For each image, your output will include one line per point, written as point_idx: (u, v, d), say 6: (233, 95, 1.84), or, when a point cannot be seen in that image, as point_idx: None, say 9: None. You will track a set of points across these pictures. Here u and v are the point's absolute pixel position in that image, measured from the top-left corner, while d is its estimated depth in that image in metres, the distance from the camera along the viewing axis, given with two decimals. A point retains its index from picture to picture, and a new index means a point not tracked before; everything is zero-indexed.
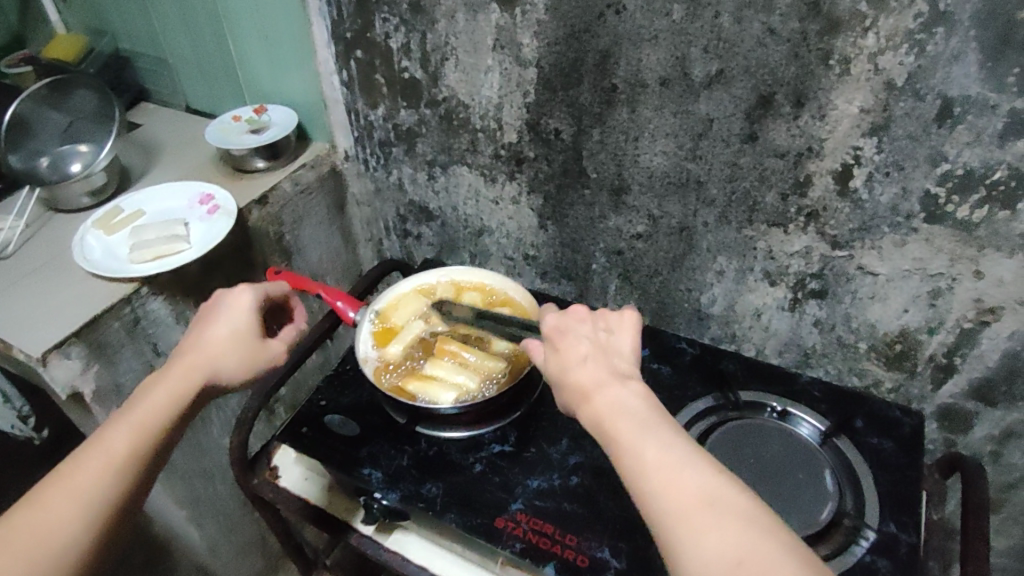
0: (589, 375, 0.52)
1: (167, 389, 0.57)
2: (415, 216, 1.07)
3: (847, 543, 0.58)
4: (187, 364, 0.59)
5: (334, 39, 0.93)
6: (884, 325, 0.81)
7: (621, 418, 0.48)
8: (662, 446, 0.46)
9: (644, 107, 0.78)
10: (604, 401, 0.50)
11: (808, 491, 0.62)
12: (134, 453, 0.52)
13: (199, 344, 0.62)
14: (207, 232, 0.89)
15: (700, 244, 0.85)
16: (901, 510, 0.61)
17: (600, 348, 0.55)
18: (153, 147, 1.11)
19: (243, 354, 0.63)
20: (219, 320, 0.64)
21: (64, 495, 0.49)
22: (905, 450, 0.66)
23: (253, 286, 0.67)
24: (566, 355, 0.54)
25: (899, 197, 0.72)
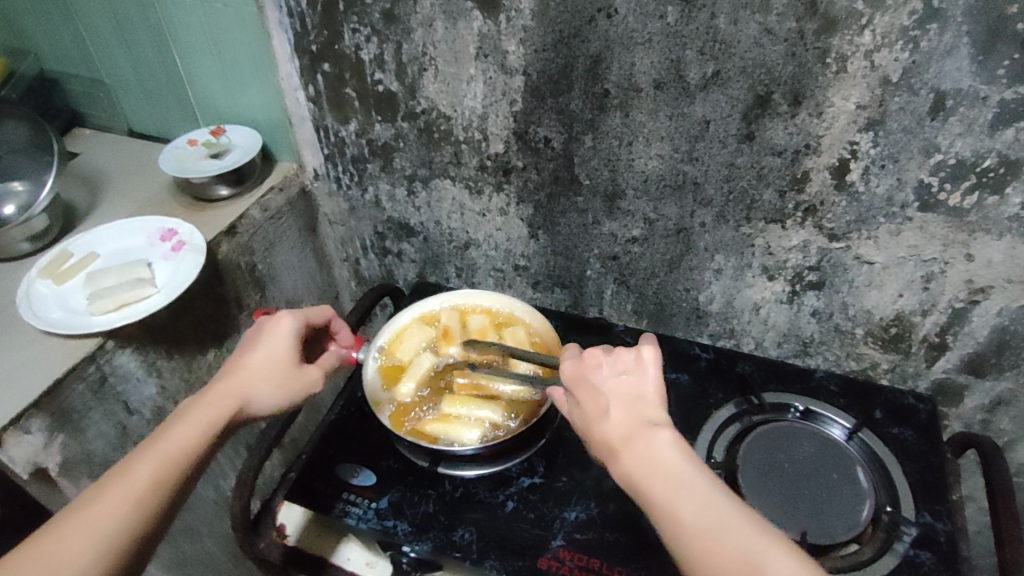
0: (618, 431, 0.51)
1: (199, 419, 0.57)
2: (395, 233, 1.03)
3: (890, 541, 0.64)
4: (220, 395, 0.59)
5: (296, 52, 0.87)
6: (880, 310, 0.83)
7: (655, 480, 0.48)
8: (696, 507, 0.47)
9: (637, 111, 0.76)
10: (636, 460, 0.50)
11: (847, 491, 0.67)
12: (158, 484, 0.52)
13: (236, 372, 0.61)
14: (175, 273, 0.82)
15: (698, 244, 0.85)
16: (933, 500, 0.67)
17: (624, 394, 0.53)
18: (97, 178, 1.02)
19: (277, 384, 0.62)
20: (258, 347, 0.63)
21: (84, 523, 0.48)
22: (925, 438, 0.73)
23: (294, 313, 0.66)
24: (590, 410, 0.53)
25: (895, 187, 0.72)
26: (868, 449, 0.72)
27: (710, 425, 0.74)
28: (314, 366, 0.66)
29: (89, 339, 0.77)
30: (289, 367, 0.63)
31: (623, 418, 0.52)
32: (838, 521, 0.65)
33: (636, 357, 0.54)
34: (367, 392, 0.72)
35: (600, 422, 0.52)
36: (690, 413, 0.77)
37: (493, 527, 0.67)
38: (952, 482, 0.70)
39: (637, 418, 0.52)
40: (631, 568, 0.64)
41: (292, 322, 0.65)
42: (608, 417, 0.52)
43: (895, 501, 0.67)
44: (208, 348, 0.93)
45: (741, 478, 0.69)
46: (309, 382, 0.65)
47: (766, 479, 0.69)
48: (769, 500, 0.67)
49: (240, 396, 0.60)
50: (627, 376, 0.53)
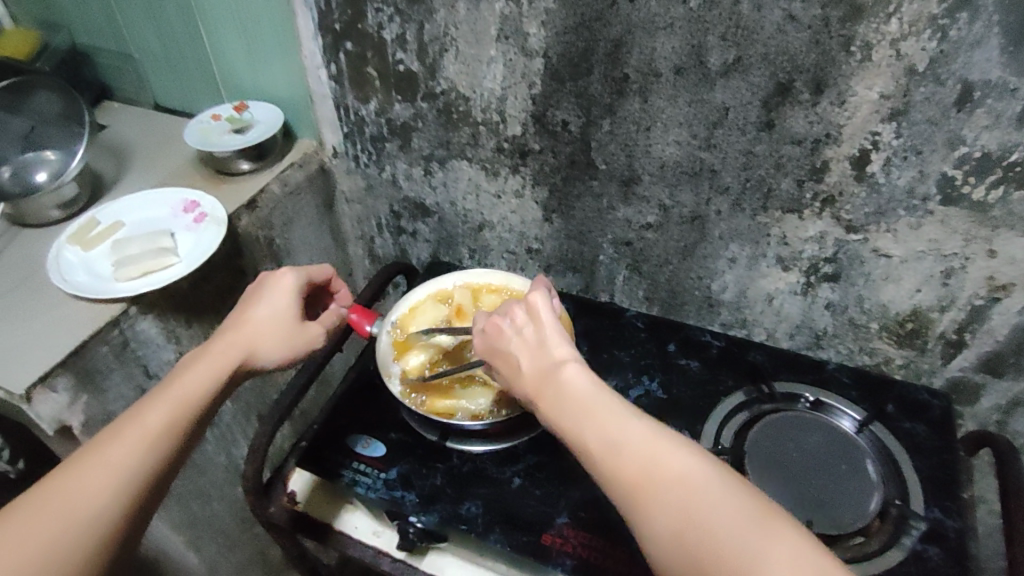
0: (532, 379, 0.54)
1: (207, 367, 0.59)
2: (411, 213, 1.03)
3: (898, 533, 0.64)
4: (229, 346, 0.62)
5: (319, 30, 0.88)
6: (896, 305, 0.82)
7: (565, 415, 0.51)
8: (603, 429, 0.49)
9: (656, 96, 0.76)
10: (548, 402, 0.52)
11: (856, 483, 0.67)
12: (173, 427, 0.54)
13: (241, 325, 0.64)
14: (197, 243, 0.84)
15: (712, 233, 0.85)
16: (942, 496, 0.67)
17: (530, 345, 0.56)
18: (123, 149, 1.04)
19: (279, 337, 0.65)
20: (260, 303, 0.66)
21: (102, 466, 0.50)
22: (938, 433, 0.73)
23: (296, 270, 0.69)
24: (507, 369, 0.56)
25: (916, 179, 0.71)
26: (878, 439, 0.71)
27: (716, 413, 0.75)
28: (316, 322, 0.69)
29: (115, 304, 0.79)
30: (292, 321, 0.67)
31: (534, 367, 0.55)
32: (847, 512, 0.65)
33: (530, 307, 0.57)
34: (382, 368, 0.73)
35: (517, 374, 0.55)
36: (701, 399, 0.78)
37: (499, 503, 0.68)
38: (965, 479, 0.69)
39: (546, 362, 0.54)
40: (636, 547, 0.65)
41: (294, 278, 0.68)
42: (522, 367, 0.55)
43: (907, 496, 0.66)
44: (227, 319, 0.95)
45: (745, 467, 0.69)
46: (310, 337, 0.68)
47: (768, 466, 0.69)
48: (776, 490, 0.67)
49: (247, 348, 0.63)
50: (527, 328, 0.56)
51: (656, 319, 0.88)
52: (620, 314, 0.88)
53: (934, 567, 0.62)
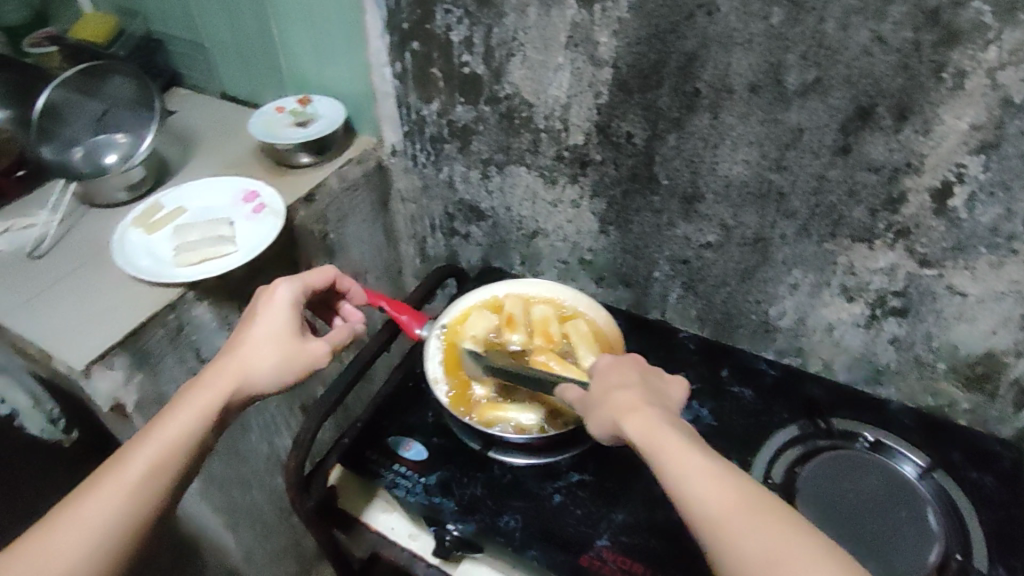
0: (635, 395, 0.55)
1: (195, 404, 0.58)
2: (464, 215, 1.02)
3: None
4: (222, 377, 0.61)
5: (387, 29, 0.88)
6: (968, 346, 0.77)
7: (668, 429, 0.51)
8: (708, 457, 0.49)
9: (727, 113, 0.74)
10: (651, 416, 0.52)
11: (914, 532, 0.63)
12: (156, 476, 0.54)
13: (235, 351, 0.63)
14: (255, 234, 0.86)
15: (776, 257, 0.82)
16: (1010, 554, 0.62)
17: (652, 382, 0.57)
18: (190, 137, 1.06)
19: (277, 358, 0.64)
20: (256, 323, 0.65)
21: (82, 513, 0.51)
22: (1006, 487, 0.68)
23: (292, 285, 0.68)
24: (617, 376, 0.57)
25: (1002, 218, 0.67)
26: (940, 488, 0.67)
27: (769, 446, 0.71)
28: (316, 339, 0.68)
29: (173, 288, 0.81)
30: (288, 341, 0.65)
31: (643, 390, 0.56)
32: (902, 561, 0.61)
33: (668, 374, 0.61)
34: (430, 378, 0.72)
35: (631, 392, 0.55)
36: (752, 428, 0.75)
37: (538, 518, 0.67)
38: None
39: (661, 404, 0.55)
40: None
41: (291, 293, 0.68)
42: (639, 394, 0.55)
43: (969, 550, 0.62)
44: None
45: (794, 503, 0.66)
46: (311, 356, 0.67)
47: (824, 505, 0.65)
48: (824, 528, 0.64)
49: (240, 376, 0.62)
50: (658, 375, 0.59)
51: (708, 342, 0.84)
52: (673, 335, 0.85)
53: None
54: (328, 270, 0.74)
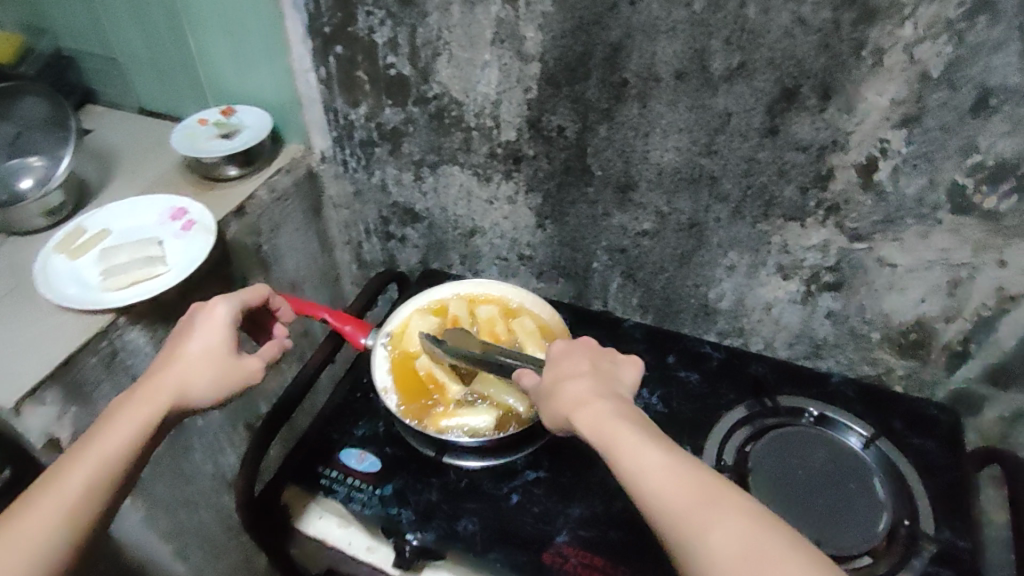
0: (587, 388, 0.54)
1: (131, 419, 0.56)
2: (399, 218, 0.98)
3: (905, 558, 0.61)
4: (155, 393, 0.58)
5: (310, 33, 0.85)
6: (900, 314, 0.79)
7: (621, 424, 0.51)
8: (663, 452, 0.48)
9: (656, 101, 0.74)
10: (604, 411, 0.52)
11: (864, 502, 0.64)
12: (84, 496, 0.52)
13: (171, 365, 0.61)
14: (188, 252, 0.82)
15: (710, 239, 0.82)
16: (952, 515, 0.64)
17: (605, 371, 0.57)
18: (108, 154, 1.01)
19: (212, 376, 0.61)
20: (193, 338, 0.62)
21: (12, 538, 0.49)
22: (947, 447, 0.70)
23: (228, 302, 0.65)
24: (568, 366, 0.57)
25: (926, 187, 0.70)
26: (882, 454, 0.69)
27: (718, 429, 0.71)
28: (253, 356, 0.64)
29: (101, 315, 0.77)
30: (224, 358, 0.62)
31: (595, 381, 0.55)
32: (858, 534, 0.62)
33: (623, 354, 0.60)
34: (378, 388, 0.70)
35: (579, 385, 0.54)
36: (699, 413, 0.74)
37: (497, 520, 0.66)
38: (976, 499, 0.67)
39: (612, 393, 0.54)
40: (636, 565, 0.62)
41: (227, 310, 0.64)
42: (589, 388, 0.54)
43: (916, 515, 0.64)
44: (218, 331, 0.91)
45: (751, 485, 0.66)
46: (247, 374, 0.63)
47: (778, 486, 0.66)
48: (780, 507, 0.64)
49: (175, 392, 0.59)
50: (611, 359, 0.58)
51: (653, 329, 0.84)
52: (619, 324, 0.85)
53: None
54: (263, 287, 0.70)
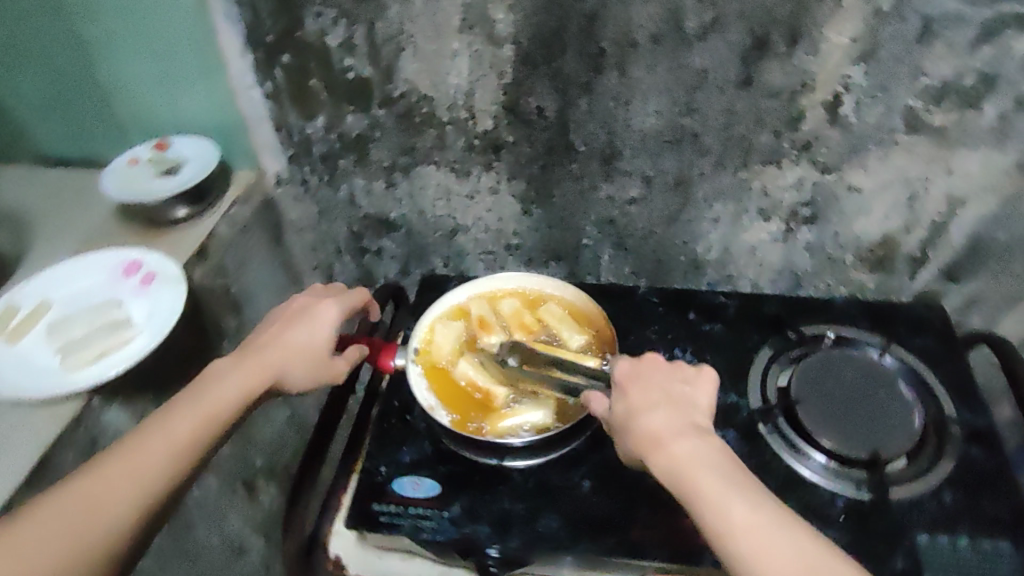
0: (665, 423, 0.52)
1: (236, 388, 0.61)
2: (373, 230, 0.96)
3: (935, 457, 0.64)
4: (251, 373, 0.62)
5: (248, 46, 0.79)
6: (866, 235, 0.87)
7: (704, 470, 0.49)
8: (752, 510, 0.47)
9: (635, 67, 0.75)
10: (685, 452, 0.50)
11: (896, 405, 0.66)
12: (173, 465, 0.55)
13: (278, 345, 0.65)
14: (155, 308, 0.73)
15: (696, 195, 0.86)
16: (965, 398, 0.69)
17: (679, 397, 0.54)
18: (16, 218, 0.88)
19: (311, 366, 0.65)
20: (301, 327, 0.66)
21: (125, 475, 0.53)
22: (943, 342, 0.76)
23: (337, 305, 0.69)
24: (639, 396, 0.54)
25: (885, 115, 0.76)
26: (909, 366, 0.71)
27: (751, 376, 0.71)
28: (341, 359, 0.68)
29: (71, 400, 0.67)
30: (319, 355, 0.65)
31: (670, 412, 0.53)
32: (900, 435, 0.63)
33: (697, 373, 0.57)
34: (425, 407, 0.66)
35: (650, 416, 0.53)
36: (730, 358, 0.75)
37: (579, 511, 0.64)
38: None
39: (687, 424, 0.52)
40: None
41: (335, 313, 0.68)
42: (661, 421, 0.52)
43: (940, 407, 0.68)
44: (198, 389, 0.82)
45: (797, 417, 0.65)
46: (334, 376, 0.66)
47: (819, 412, 0.65)
48: (826, 426, 0.64)
49: (277, 370, 0.63)
50: (685, 384, 0.56)
51: (668, 290, 0.81)
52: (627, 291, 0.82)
53: (984, 465, 0.64)
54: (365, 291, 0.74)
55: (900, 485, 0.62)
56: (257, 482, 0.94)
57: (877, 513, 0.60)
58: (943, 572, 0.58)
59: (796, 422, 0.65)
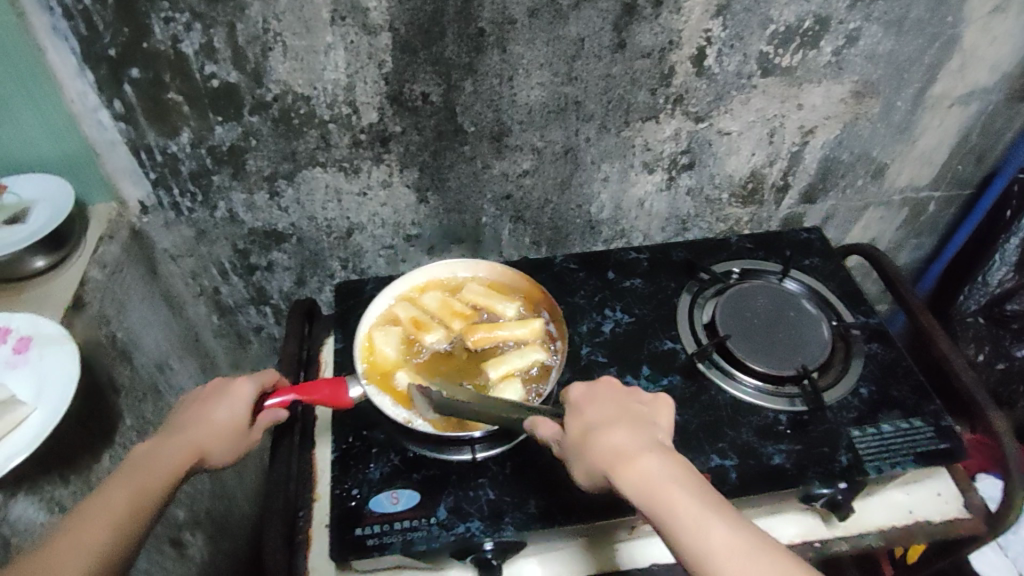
0: (628, 441, 0.53)
1: (165, 462, 0.58)
2: (261, 244, 0.90)
3: (847, 361, 0.78)
4: (172, 457, 0.58)
5: (86, 63, 0.70)
6: (739, 172, 0.95)
7: (673, 488, 0.50)
8: (728, 524, 0.48)
9: (514, 44, 0.76)
10: (651, 469, 0.51)
11: (805, 319, 0.80)
12: (112, 539, 0.52)
13: (197, 420, 0.61)
14: (44, 376, 0.66)
15: (585, 159, 0.89)
16: (857, 303, 0.84)
17: (637, 415, 0.56)
18: None
19: (234, 438, 0.61)
20: (220, 402, 0.62)
21: (76, 544, 0.51)
22: (826, 258, 0.90)
23: (254, 377, 0.65)
24: (597, 416, 0.55)
25: (743, 62, 0.82)
26: (811, 288, 0.85)
27: (683, 315, 0.83)
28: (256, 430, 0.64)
29: None
30: (239, 426, 0.62)
31: (631, 430, 0.54)
32: (812, 344, 0.78)
33: (652, 393, 0.59)
34: (403, 421, 0.66)
35: (613, 433, 0.53)
36: (658, 308, 0.84)
37: (558, 484, 0.68)
38: (855, 292, 0.86)
39: (651, 440, 0.54)
40: (689, 454, 0.70)
41: (253, 384, 0.64)
42: (625, 439, 0.53)
43: (840, 314, 0.82)
44: (103, 451, 0.75)
45: (730, 348, 0.77)
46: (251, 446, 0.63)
47: (743, 342, 0.78)
48: (752, 354, 0.76)
49: (200, 446, 0.60)
50: (642, 403, 0.57)
51: (583, 255, 0.91)
52: (552, 263, 0.89)
53: (883, 357, 0.79)
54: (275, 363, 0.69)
55: (830, 390, 0.75)
56: (183, 535, 0.87)
57: (816, 420, 0.73)
58: (877, 453, 0.70)
59: (728, 354, 0.77)
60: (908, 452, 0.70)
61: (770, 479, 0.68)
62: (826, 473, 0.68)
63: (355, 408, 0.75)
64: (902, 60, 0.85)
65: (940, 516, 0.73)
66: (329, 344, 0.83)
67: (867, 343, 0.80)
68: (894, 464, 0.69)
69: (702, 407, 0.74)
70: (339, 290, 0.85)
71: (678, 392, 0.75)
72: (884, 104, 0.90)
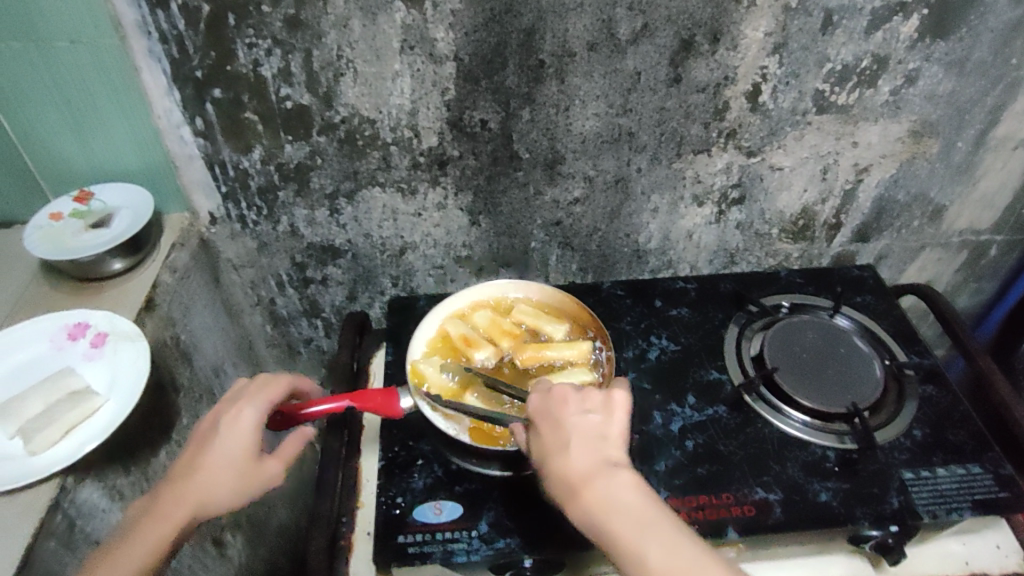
0: (578, 465, 0.53)
1: (164, 520, 0.56)
2: (318, 258, 0.94)
3: (900, 402, 0.77)
4: (169, 513, 0.56)
5: (175, 83, 0.76)
6: (789, 208, 0.95)
7: (621, 519, 0.50)
8: (666, 549, 0.49)
9: (573, 75, 0.78)
10: (602, 500, 0.51)
11: (856, 356, 0.79)
12: None
13: (197, 465, 0.58)
14: (116, 370, 0.71)
15: (636, 189, 0.90)
16: (911, 343, 0.83)
17: (589, 432, 0.55)
18: None
19: (234, 483, 0.58)
20: (216, 443, 0.59)
21: None
22: (879, 297, 0.89)
23: (253, 406, 0.60)
24: (554, 441, 0.55)
25: (798, 99, 0.83)
26: (863, 325, 0.84)
27: (730, 347, 0.83)
28: (276, 458, 0.61)
29: (42, 485, 0.63)
30: (250, 459, 0.59)
31: (581, 450, 0.54)
32: (863, 380, 0.77)
33: (607, 400, 0.57)
34: (452, 433, 0.68)
35: (566, 457, 0.54)
36: (704, 338, 0.85)
37: None
38: (909, 332, 0.84)
39: (602, 458, 0.54)
40: (730, 485, 0.69)
41: (255, 412, 0.60)
42: (575, 462, 0.53)
43: (893, 353, 0.81)
44: (161, 446, 0.79)
45: (778, 381, 0.76)
46: (268, 481, 0.59)
47: (792, 376, 0.77)
48: (801, 388, 0.76)
49: (200, 497, 0.57)
50: (595, 413, 0.56)
51: (631, 282, 0.92)
52: (600, 288, 0.91)
53: (938, 399, 0.77)
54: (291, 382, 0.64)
55: (882, 429, 0.73)
56: (226, 535, 0.89)
57: (865, 460, 0.71)
58: (930, 498, 0.68)
59: (776, 387, 0.76)
60: (964, 500, 0.68)
61: (816, 518, 0.67)
62: (876, 515, 0.67)
63: (401, 420, 0.77)
64: (963, 101, 0.84)
65: (999, 567, 0.71)
66: (379, 357, 0.86)
67: (921, 384, 0.79)
68: (948, 511, 0.67)
69: (745, 438, 0.73)
70: (392, 304, 0.88)
71: (721, 424, 0.75)
72: (943, 144, 0.89)
